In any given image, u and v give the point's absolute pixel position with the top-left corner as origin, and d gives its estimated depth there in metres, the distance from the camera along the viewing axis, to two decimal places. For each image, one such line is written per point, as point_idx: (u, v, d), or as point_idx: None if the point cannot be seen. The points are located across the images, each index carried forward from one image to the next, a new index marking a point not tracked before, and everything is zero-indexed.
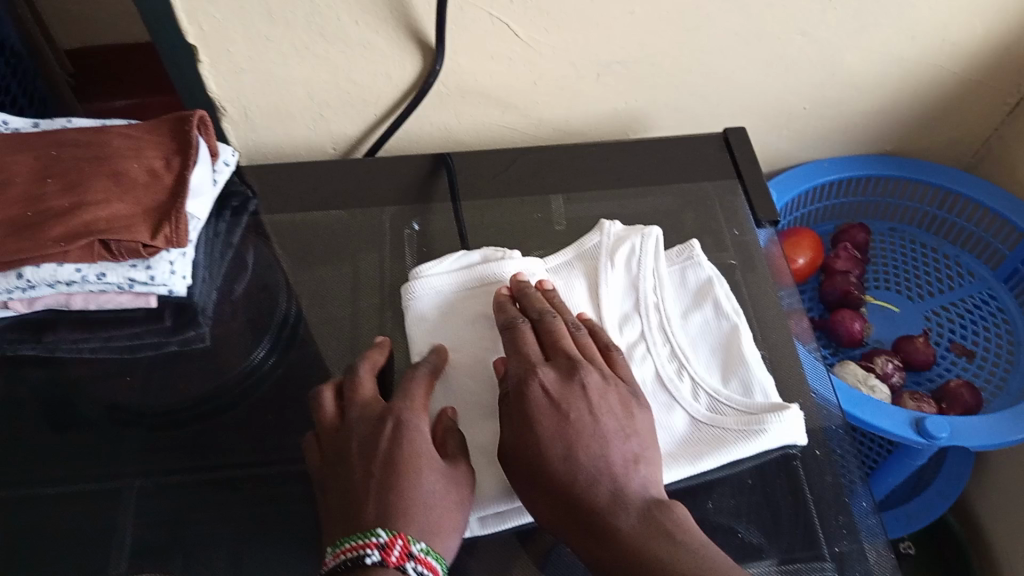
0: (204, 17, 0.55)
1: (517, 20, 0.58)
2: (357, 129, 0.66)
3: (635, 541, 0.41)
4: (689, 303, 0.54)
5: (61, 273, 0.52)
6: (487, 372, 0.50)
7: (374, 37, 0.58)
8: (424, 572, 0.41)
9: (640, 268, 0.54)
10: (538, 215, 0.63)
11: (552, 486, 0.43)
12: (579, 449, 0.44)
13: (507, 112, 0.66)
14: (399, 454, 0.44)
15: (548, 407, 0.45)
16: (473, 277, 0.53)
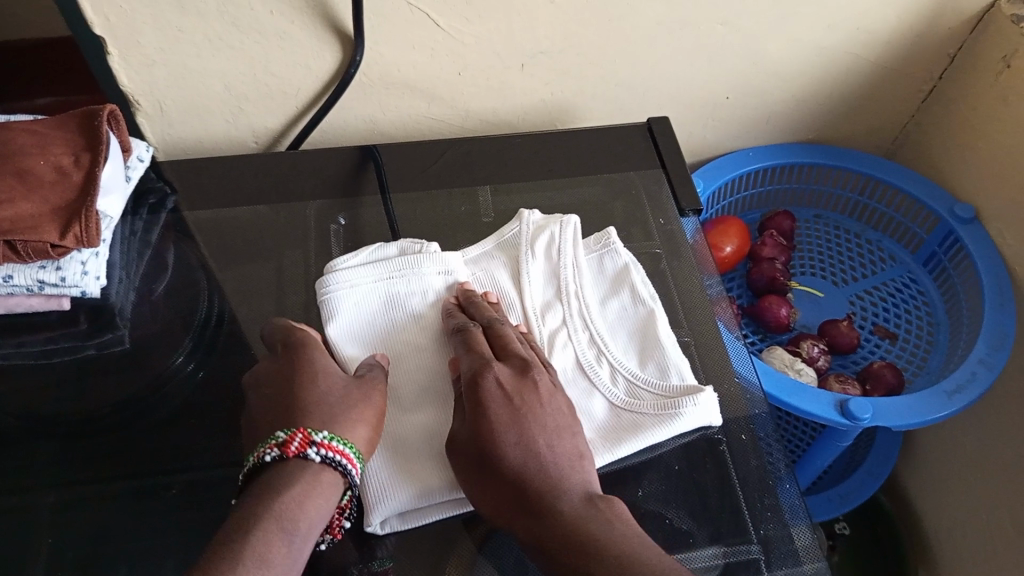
0: (110, 6, 0.53)
1: (437, 9, 0.57)
2: (279, 123, 0.65)
3: (576, 524, 0.40)
4: (608, 290, 0.55)
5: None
6: (411, 364, 0.50)
7: (291, 27, 0.56)
8: (330, 454, 0.41)
9: (558, 258, 0.55)
10: (465, 207, 0.62)
11: (502, 473, 0.42)
12: (533, 437, 0.43)
13: (433, 103, 0.66)
14: (309, 369, 0.46)
15: (501, 397, 0.44)
16: (389, 267, 0.53)
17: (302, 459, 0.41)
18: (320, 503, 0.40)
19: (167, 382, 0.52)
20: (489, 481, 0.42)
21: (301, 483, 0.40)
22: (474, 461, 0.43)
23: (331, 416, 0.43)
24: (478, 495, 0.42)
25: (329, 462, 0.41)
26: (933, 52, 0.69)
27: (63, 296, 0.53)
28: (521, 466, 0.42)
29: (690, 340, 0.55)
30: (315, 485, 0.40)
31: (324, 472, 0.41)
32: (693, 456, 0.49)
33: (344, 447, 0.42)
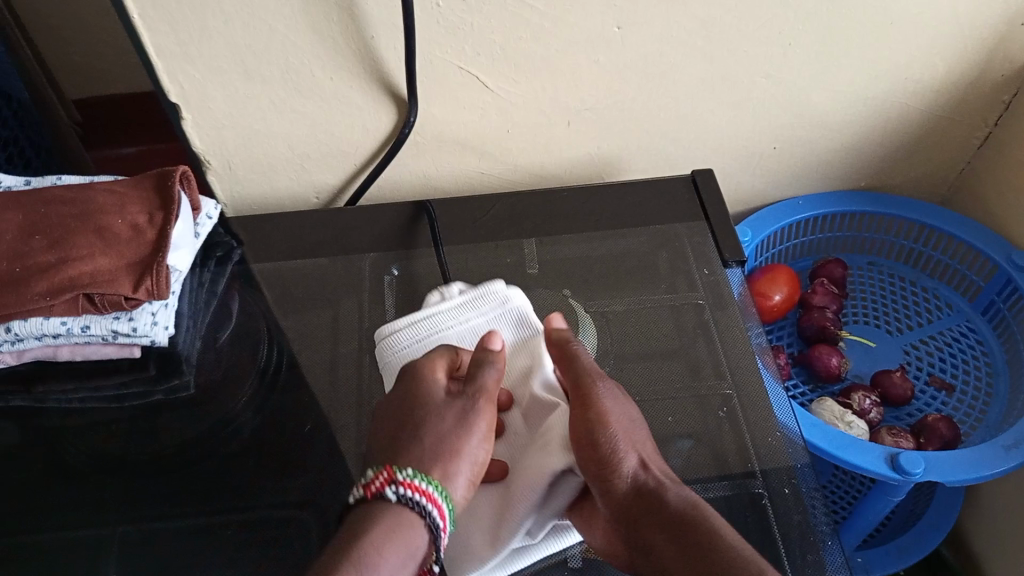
0: (185, 76, 0.58)
1: (485, 71, 0.60)
2: (337, 178, 0.68)
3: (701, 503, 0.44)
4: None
5: (47, 325, 0.54)
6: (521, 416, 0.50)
7: (348, 91, 0.60)
8: (408, 492, 0.42)
9: (444, 322, 0.55)
10: (509, 259, 0.64)
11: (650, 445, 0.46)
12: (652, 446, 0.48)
13: (483, 159, 0.68)
14: (443, 412, 0.45)
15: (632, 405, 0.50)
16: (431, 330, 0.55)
17: (382, 497, 0.42)
18: (401, 546, 0.40)
19: (229, 425, 0.55)
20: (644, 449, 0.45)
21: (384, 524, 0.40)
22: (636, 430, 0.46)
23: (437, 454, 0.44)
24: (623, 449, 0.45)
25: (407, 501, 0.42)
26: (985, 100, 0.69)
27: (134, 344, 0.57)
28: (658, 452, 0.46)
29: (731, 392, 0.55)
30: (398, 526, 0.41)
31: (404, 513, 0.41)
32: (732, 506, 0.49)
33: (428, 487, 0.42)
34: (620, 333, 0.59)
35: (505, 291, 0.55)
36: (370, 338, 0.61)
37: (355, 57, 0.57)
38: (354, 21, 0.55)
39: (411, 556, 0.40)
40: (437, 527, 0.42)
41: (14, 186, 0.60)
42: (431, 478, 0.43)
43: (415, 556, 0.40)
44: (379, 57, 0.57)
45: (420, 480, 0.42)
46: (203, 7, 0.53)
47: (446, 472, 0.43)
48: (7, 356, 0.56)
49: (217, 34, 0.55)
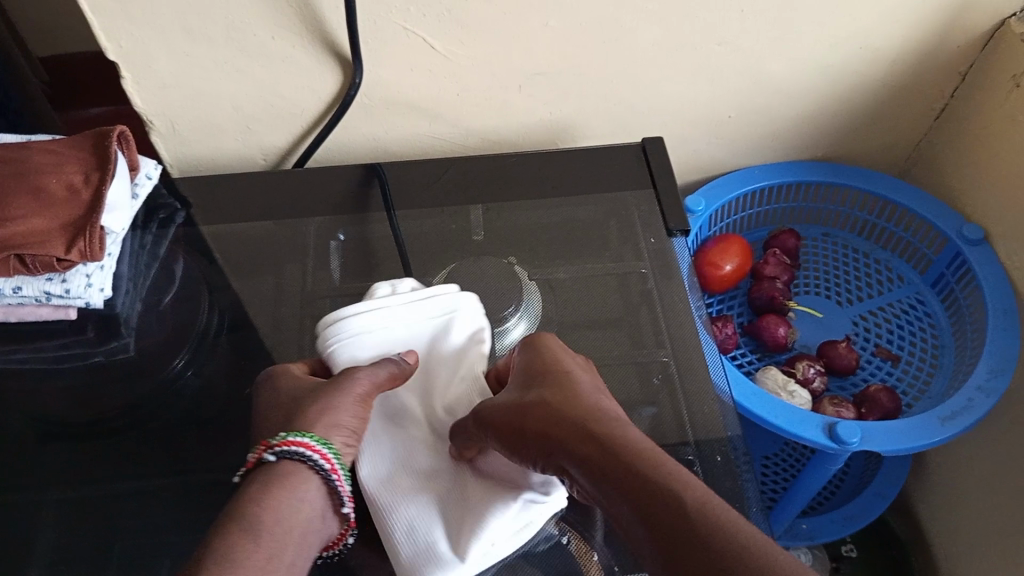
0: (123, 34, 0.57)
1: (432, 33, 0.59)
2: (285, 140, 0.67)
3: (593, 431, 0.37)
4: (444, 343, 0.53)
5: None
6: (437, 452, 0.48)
7: (292, 51, 0.59)
8: (286, 449, 0.43)
9: (392, 316, 0.53)
10: (456, 225, 0.64)
11: (527, 405, 0.41)
12: (572, 382, 0.42)
13: (433, 122, 0.67)
14: (313, 389, 0.47)
15: (552, 356, 0.46)
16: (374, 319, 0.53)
17: (264, 462, 0.43)
18: (285, 500, 0.41)
19: (167, 390, 0.55)
20: (545, 416, 0.40)
21: (272, 482, 0.42)
22: (536, 398, 0.42)
23: (311, 418, 0.45)
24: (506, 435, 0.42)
25: (288, 455, 0.43)
26: (940, 70, 0.68)
27: (69, 306, 0.56)
28: (541, 397, 0.41)
29: (670, 359, 0.56)
30: (285, 481, 0.42)
31: (288, 468, 0.43)
32: None
33: (306, 439, 0.43)
34: (563, 301, 0.59)
35: (459, 293, 0.55)
36: (314, 302, 0.61)
37: (297, 17, 0.56)
38: None
39: (308, 506, 0.42)
40: (331, 473, 0.43)
41: None
42: (309, 433, 0.44)
43: (306, 505, 0.42)
44: (321, 16, 0.56)
45: (296, 435, 0.43)
46: None
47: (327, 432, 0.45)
48: None
49: None
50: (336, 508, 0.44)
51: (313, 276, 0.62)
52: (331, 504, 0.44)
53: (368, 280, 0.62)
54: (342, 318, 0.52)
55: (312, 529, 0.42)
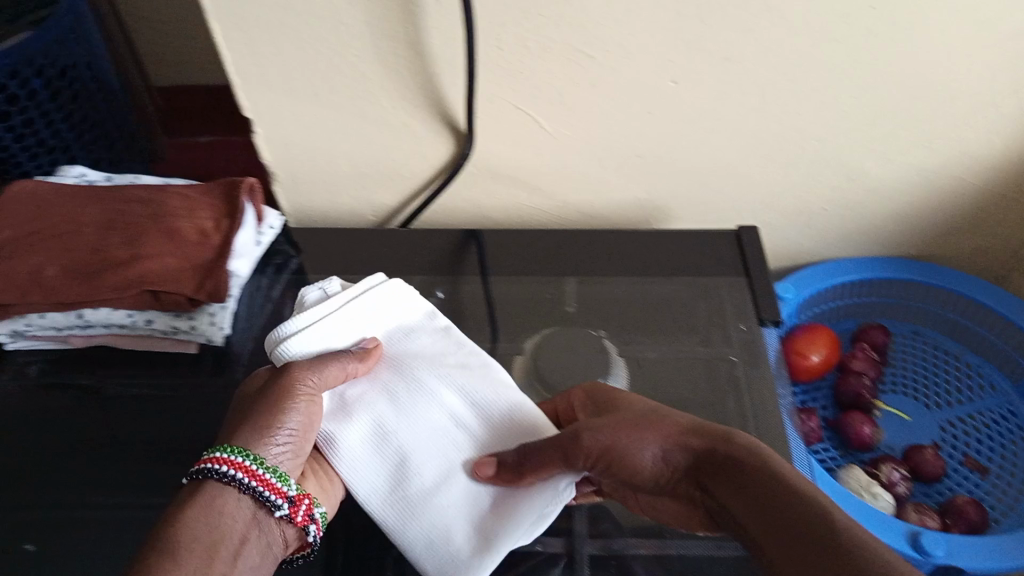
0: (261, 94, 0.60)
1: (543, 113, 0.62)
2: (394, 200, 0.71)
3: (729, 460, 0.43)
4: (411, 339, 0.57)
5: (116, 315, 0.58)
6: (421, 452, 0.51)
7: (412, 120, 0.62)
8: (202, 468, 0.45)
9: (337, 313, 0.55)
10: (549, 295, 0.66)
11: (643, 438, 0.46)
12: (669, 418, 0.47)
13: (533, 194, 0.70)
14: (254, 400, 0.50)
15: (630, 397, 0.51)
16: (319, 318, 0.54)
17: (186, 484, 0.46)
18: (198, 512, 0.44)
19: None
20: (683, 446, 0.45)
21: (191, 500, 0.44)
22: (664, 419, 0.47)
23: (243, 432, 0.47)
24: (630, 456, 0.46)
25: (202, 474, 0.45)
26: None
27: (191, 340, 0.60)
28: (656, 431, 0.46)
29: None
30: (202, 496, 0.44)
31: (203, 485, 0.45)
32: (738, 566, 0.50)
33: (219, 454, 0.46)
34: (647, 379, 0.60)
35: (383, 287, 0.58)
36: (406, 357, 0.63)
37: (419, 90, 0.60)
38: (420, 56, 0.57)
39: (228, 517, 0.44)
40: (252, 482, 0.46)
41: (96, 180, 0.65)
42: (226, 446, 0.46)
43: (223, 512, 0.44)
44: (442, 91, 0.60)
45: (214, 451, 0.46)
46: (282, 35, 0.56)
47: (258, 439, 0.47)
48: (77, 340, 0.61)
49: (293, 60, 0.57)
50: (269, 515, 0.46)
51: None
52: (262, 508, 0.46)
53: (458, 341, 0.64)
54: (295, 325, 0.53)
55: (239, 538, 0.44)
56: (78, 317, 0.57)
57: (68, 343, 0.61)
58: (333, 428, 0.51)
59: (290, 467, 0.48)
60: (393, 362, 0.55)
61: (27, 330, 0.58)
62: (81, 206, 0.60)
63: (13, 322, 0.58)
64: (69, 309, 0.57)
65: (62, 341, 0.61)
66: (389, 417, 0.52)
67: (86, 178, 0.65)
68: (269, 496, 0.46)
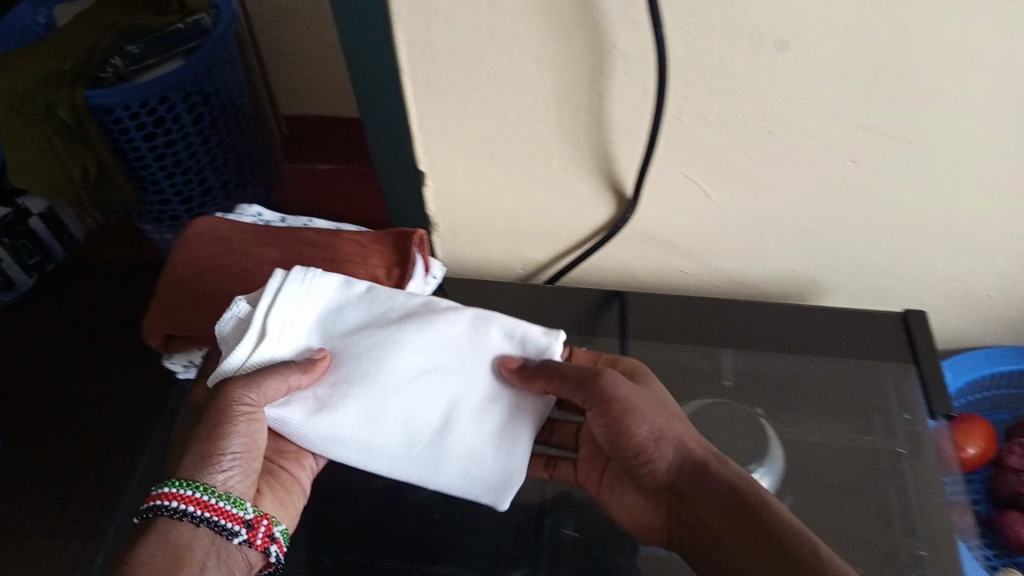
0: (437, 150, 0.62)
1: (711, 183, 0.62)
2: (545, 255, 0.71)
3: (730, 481, 0.51)
4: (341, 310, 0.58)
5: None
6: (415, 406, 0.56)
7: (577, 182, 0.63)
8: (157, 502, 0.50)
9: (274, 324, 0.55)
10: (706, 366, 0.65)
11: (653, 417, 0.53)
12: (672, 413, 0.55)
13: (687, 259, 0.69)
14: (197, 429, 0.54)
15: (638, 379, 0.58)
16: (262, 347, 0.55)
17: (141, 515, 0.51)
18: (160, 546, 0.49)
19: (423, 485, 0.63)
20: (682, 441, 0.53)
21: (152, 534, 0.50)
22: (677, 423, 0.54)
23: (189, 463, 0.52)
24: (632, 425, 0.53)
25: (164, 510, 0.50)
26: None
27: None
28: (659, 415, 0.54)
29: (925, 553, 0.54)
30: (158, 530, 0.50)
31: (140, 514, 0.50)
32: None
33: (169, 489, 0.50)
34: (807, 465, 0.59)
35: (292, 277, 0.57)
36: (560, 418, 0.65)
37: (591, 155, 0.60)
38: (599, 123, 0.58)
39: (186, 546, 0.50)
40: (208, 513, 0.51)
41: (271, 221, 0.69)
42: (176, 479, 0.51)
43: (181, 542, 0.50)
44: (613, 158, 0.60)
45: (162, 488, 0.50)
46: (470, 96, 0.57)
47: (200, 470, 0.52)
48: None
49: (474, 119, 0.59)
50: (228, 541, 0.52)
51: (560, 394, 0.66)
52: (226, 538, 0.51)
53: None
54: (233, 361, 0.54)
55: (200, 565, 0.50)
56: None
57: None
58: (318, 423, 0.55)
59: (243, 487, 0.54)
60: (336, 345, 0.57)
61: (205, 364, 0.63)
62: (263, 244, 0.63)
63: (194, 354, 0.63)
64: None
65: None
66: (369, 393, 0.55)
67: (262, 217, 0.68)
68: (223, 523, 0.51)
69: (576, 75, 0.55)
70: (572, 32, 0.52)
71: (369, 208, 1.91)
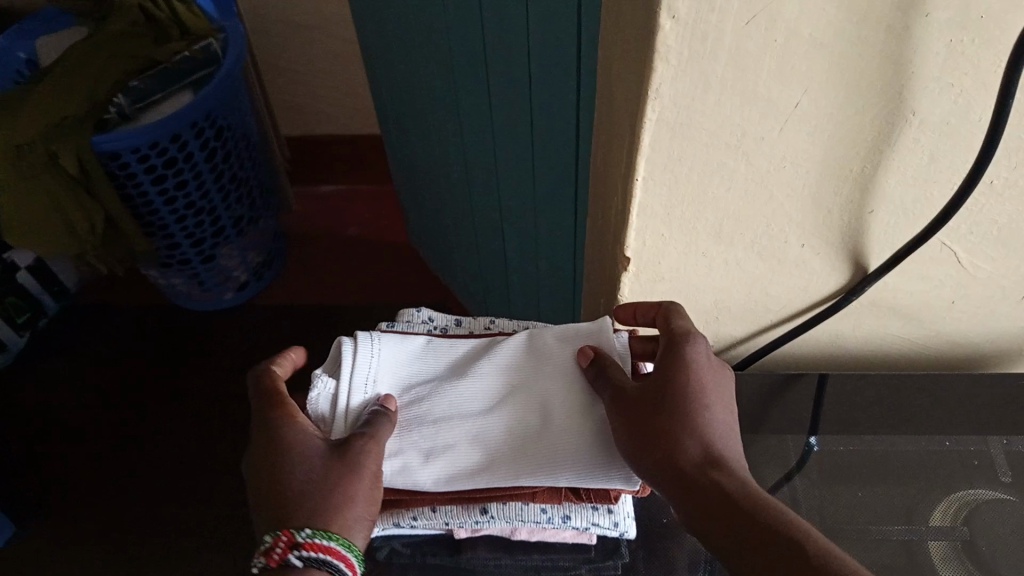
0: (653, 233, 0.52)
1: (967, 249, 0.54)
2: (744, 331, 0.63)
3: (732, 506, 0.44)
4: (410, 364, 0.54)
5: (526, 510, 0.52)
6: (494, 422, 0.51)
7: (811, 257, 0.54)
8: (309, 553, 0.46)
9: (373, 370, 0.52)
10: (977, 461, 0.60)
11: (664, 432, 0.47)
12: (693, 415, 0.47)
13: (908, 323, 0.61)
14: (338, 484, 0.47)
15: (670, 359, 0.49)
16: (369, 396, 0.52)
17: (281, 560, 0.46)
18: None
19: None
20: (684, 456, 0.46)
21: None
22: (684, 428, 0.47)
23: (325, 516, 0.47)
24: (645, 450, 0.47)
25: (324, 563, 0.46)
26: None
27: (594, 532, 0.55)
28: (673, 428, 0.47)
29: None
30: None
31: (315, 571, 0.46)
32: None
33: (330, 542, 0.46)
34: None
35: (361, 339, 0.53)
36: (852, 535, 0.57)
37: (841, 227, 0.52)
38: (863, 195, 0.49)
39: None
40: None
41: (446, 325, 0.61)
42: (330, 532, 0.47)
43: None
44: (866, 229, 0.52)
45: (322, 538, 0.46)
46: (715, 174, 0.48)
47: (342, 526, 0.47)
48: (462, 530, 0.55)
49: (712, 198, 0.50)
50: None
51: (832, 509, 0.59)
52: None
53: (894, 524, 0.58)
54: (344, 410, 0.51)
55: None
56: (482, 513, 0.52)
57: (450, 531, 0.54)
58: (417, 470, 0.49)
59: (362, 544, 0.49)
60: (413, 393, 0.53)
61: (415, 523, 0.53)
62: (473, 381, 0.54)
63: (403, 513, 0.52)
64: (478, 505, 0.51)
65: (447, 528, 0.54)
66: (469, 422, 0.51)
67: (437, 323, 0.60)
68: None
69: (856, 146, 0.46)
70: (869, 96, 0.43)
71: (387, 232, 1.79)
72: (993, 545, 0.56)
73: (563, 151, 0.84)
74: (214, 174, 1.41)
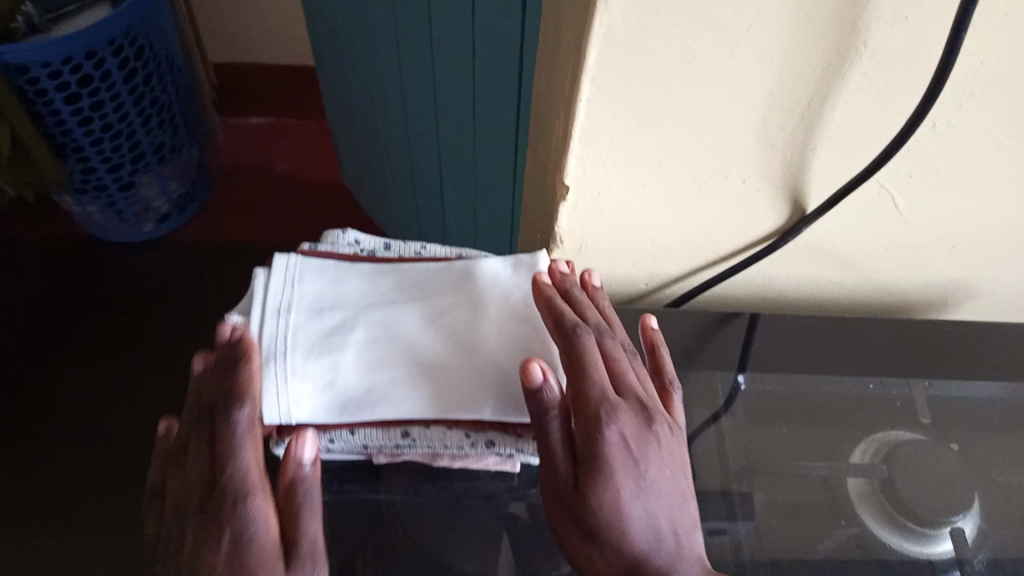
0: (594, 163, 0.51)
1: (901, 192, 0.53)
2: (679, 270, 0.62)
3: None
4: (333, 287, 0.52)
5: (451, 436, 0.49)
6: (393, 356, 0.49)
7: (753, 194, 0.53)
8: None
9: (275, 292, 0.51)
10: (899, 402, 0.62)
11: (594, 526, 0.44)
12: (630, 506, 0.44)
13: (841, 268, 0.61)
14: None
15: (625, 452, 0.45)
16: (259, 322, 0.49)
17: None
18: None
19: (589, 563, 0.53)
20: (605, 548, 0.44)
21: None
22: (609, 520, 0.44)
23: None
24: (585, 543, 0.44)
25: None
26: None
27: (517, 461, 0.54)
28: (600, 518, 0.44)
29: None
30: None
31: None
32: None
33: None
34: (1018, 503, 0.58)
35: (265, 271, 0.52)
36: (773, 471, 0.59)
37: (785, 163, 0.51)
38: (808, 131, 0.48)
39: None
40: None
41: (375, 250, 0.58)
42: None
43: None
44: (808, 167, 0.51)
45: None
46: (664, 103, 0.46)
47: None
48: (379, 457, 0.53)
49: (658, 127, 0.48)
50: None
51: (754, 449, 0.60)
52: None
53: (814, 460, 0.59)
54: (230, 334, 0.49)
55: None
56: (403, 436, 0.49)
57: (368, 457, 0.53)
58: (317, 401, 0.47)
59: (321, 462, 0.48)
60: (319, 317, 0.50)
61: (332, 446, 0.50)
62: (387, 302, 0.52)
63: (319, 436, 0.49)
64: (398, 426, 0.49)
65: (365, 455, 0.53)
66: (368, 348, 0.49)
67: (364, 247, 0.58)
68: None
69: (804, 79, 0.45)
70: (822, 22, 0.41)
71: (319, 169, 1.73)
72: (910, 483, 0.56)
73: (501, 82, 0.81)
74: (133, 97, 1.33)
